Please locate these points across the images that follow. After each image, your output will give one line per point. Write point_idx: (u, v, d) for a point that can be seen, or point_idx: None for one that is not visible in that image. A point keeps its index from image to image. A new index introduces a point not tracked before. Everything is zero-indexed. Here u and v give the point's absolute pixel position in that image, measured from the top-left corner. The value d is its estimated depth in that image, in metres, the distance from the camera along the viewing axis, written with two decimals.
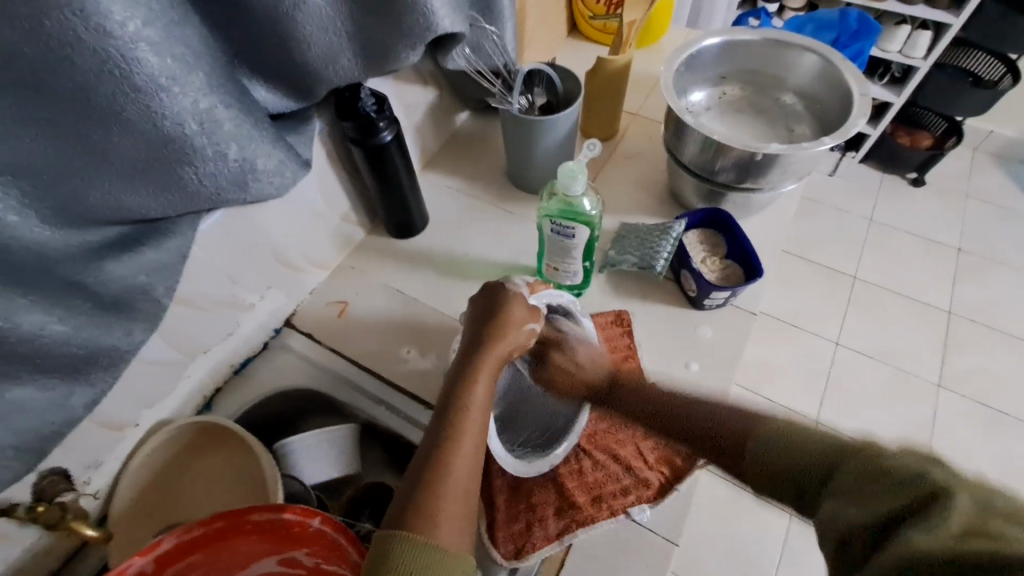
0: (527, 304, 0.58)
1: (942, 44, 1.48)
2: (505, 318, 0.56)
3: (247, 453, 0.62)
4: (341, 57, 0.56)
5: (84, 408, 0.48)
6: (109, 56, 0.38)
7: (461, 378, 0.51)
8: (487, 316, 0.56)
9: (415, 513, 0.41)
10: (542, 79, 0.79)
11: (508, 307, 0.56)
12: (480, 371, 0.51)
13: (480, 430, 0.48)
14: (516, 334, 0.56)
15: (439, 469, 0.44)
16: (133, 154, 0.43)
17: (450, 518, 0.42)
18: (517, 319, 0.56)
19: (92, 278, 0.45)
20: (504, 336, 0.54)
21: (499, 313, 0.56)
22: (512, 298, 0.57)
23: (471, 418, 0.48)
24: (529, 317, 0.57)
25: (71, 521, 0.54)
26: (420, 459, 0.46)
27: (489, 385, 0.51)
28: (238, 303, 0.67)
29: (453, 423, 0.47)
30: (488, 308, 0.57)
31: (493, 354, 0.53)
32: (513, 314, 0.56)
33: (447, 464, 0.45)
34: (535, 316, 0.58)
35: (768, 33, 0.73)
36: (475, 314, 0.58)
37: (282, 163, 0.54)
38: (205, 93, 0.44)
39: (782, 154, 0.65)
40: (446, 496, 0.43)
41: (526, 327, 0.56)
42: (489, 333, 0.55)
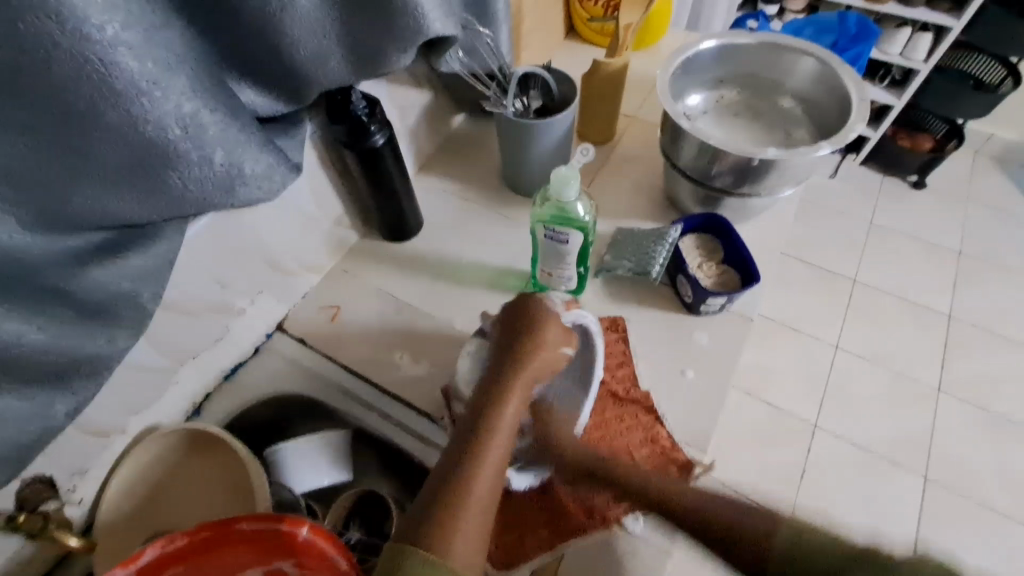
0: (560, 325, 0.60)
1: (943, 47, 1.49)
2: (539, 337, 0.57)
3: (236, 463, 0.61)
4: (331, 60, 0.55)
5: (66, 417, 0.47)
6: (87, 60, 0.37)
7: (495, 394, 0.52)
8: (520, 332, 0.58)
9: (433, 524, 0.42)
10: (537, 82, 0.78)
11: (543, 327, 0.58)
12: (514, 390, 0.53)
13: (505, 448, 0.49)
14: (549, 354, 0.57)
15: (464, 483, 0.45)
16: (116, 160, 0.42)
17: (466, 536, 0.43)
18: (551, 340, 0.58)
19: (73, 285, 0.44)
20: (539, 356, 0.56)
21: (533, 331, 0.58)
22: (546, 317, 0.59)
23: (500, 437, 0.49)
24: (563, 340, 0.59)
25: (53, 531, 0.53)
26: (447, 469, 0.47)
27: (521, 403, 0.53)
28: (228, 308, 0.66)
29: (479, 442, 0.48)
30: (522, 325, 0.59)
31: (526, 372, 0.55)
32: (548, 335, 0.58)
33: (471, 479, 0.46)
34: (568, 340, 0.60)
35: (765, 36, 0.72)
36: (507, 327, 0.59)
37: (271, 167, 0.53)
38: (188, 97, 0.43)
39: (778, 159, 0.64)
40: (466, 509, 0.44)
41: (557, 349, 0.58)
42: (523, 351, 0.56)
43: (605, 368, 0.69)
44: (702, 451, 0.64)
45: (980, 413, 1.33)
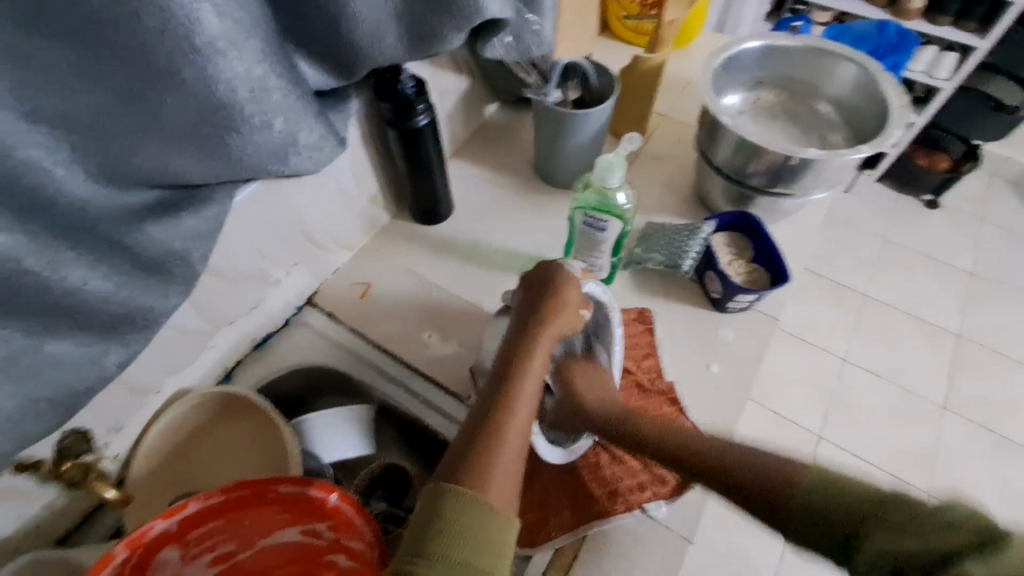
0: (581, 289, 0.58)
1: (969, 66, 1.49)
2: (559, 299, 0.56)
3: (269, 428, 0.62)
4: (388, 36, 0.56)
5: (116, 368, 0.48)
6: (173, 14, 0.38)
7: (516, 353, 0.51)
8: (543, 293, 0.57)
9: (468, 469, 0.41)
10: (576, 74, 0.80)
11: (565, 288, 0.57)
12: (536, 347, 0.52)
13: (533, 399, 0.48)
14: (570, 315, 0.56)
15: (497, 434, 0.44)
16: (182, 117, 0.43)
17: (501, 485, 0.40)
18: (571, 302, 0.56)
19: (133, 239, 0.45)
20: (561, 313, 0.55)
21: (556, 293, 0.56)
22: (568, 280, 0.57)
23: (528, 386, 0.48)
24: (583, 302, 0.58)
25: (93, 481, 0.55)
26: (472, 428, 0.45)
27: (545, 358, 0.52)
28: (265, 277, 0.67)
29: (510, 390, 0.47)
30: (539, 288, 0.58)
31: (548, 329, 0.53)
32: (568, 296, 0.56)
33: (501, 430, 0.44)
34: (586, 303, 0.58)
35: (809, 40, 0.72)
36: (530, 293, 0.58)
37: (323, 138, 0.54)
38: (258, 61, 0.44)
39: (817, 160, 0.65)
40: (499, 461, 0.42)
41: (579, 311, 0.57)
42: (546, 310, 0.55)
43: (631, 357, 0.70)
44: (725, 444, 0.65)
45: (982, 431, 1.33)
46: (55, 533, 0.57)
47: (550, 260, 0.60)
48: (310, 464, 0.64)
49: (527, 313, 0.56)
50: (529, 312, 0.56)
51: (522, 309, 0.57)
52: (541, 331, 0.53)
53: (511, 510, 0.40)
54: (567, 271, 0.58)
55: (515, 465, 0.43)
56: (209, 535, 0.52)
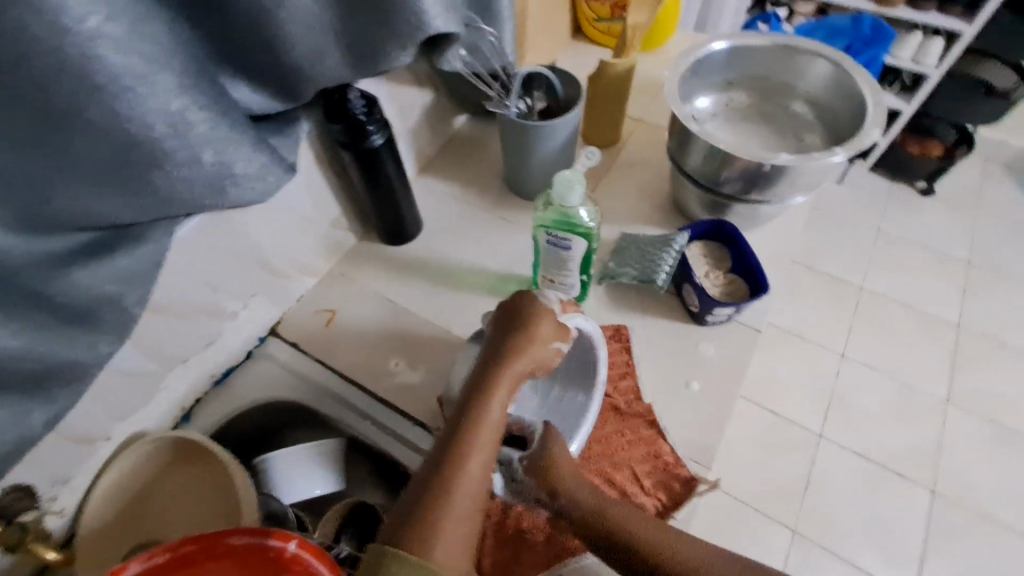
0: (557, 319, 0.55)
1: (955, 52, 1.45)
2: (530, 332, 0.53)
3: (224, 473, 0.59)
4: (327, 56, 0.53)
5: (43, 426, 0.45)
6: (67, 52, 0.35)
7: (478, 391, 0.48)
8: (513, 324, 0.54)
9: (415, 527, 0.39)
10: (542, 84, 0.76)
11: (536, 321, 0.53)
12: (498, 386, 0.49)
13: (491, 450, 0.46)
14: (541, 349, 0.53)
15: (446, 487, 0.42)
16: (97, 158, 0.40)
17: (449, 545, 0.39)
18: (542, 334, 0.53)
19: (54, 288, 0.42)
20: (529, 350, 0.52)
21: (527, 325, 0.53)
22: (541, 313, 0.54)
23: (483, 435, 0.45)
24: (557, 333, 0.54)
25: (30, 543, 0.53)
26: (423, 475, 0.43)
27: (507, 397, 0.49)
28: (219, 311, 0.64)
29: (465, 438, 0.45)
30: (509, 317, 0.54)
31: (514, 365, 0.50)
32: (540, 330, 0.53)
33: (451, 484, 0.42)
34: (562, 334, 0.55)
35: (779, 38, 0.69)
36: (502, 322, 0.54)
37: (265, 167, 0.51)
38: (175, 94, 0.41)
39: (790, 165, 0.62)
40: (448, 515, 0.41)
41: (553, 344, 0.54)
42: (516, 343, 0.52)
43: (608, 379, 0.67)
44: (706, 467, 0.62)
45: (987, 424, 1.29)
46: None
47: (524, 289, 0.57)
48: (270, 507, 0.61)
49: (494, 346, 0.53)
50: (498, 344, 0.52)
51: (491, 341, 0.53)
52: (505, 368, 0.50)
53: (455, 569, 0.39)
54: (540, 301, 0.55)
55: (467, 522, 0.41)
56: None
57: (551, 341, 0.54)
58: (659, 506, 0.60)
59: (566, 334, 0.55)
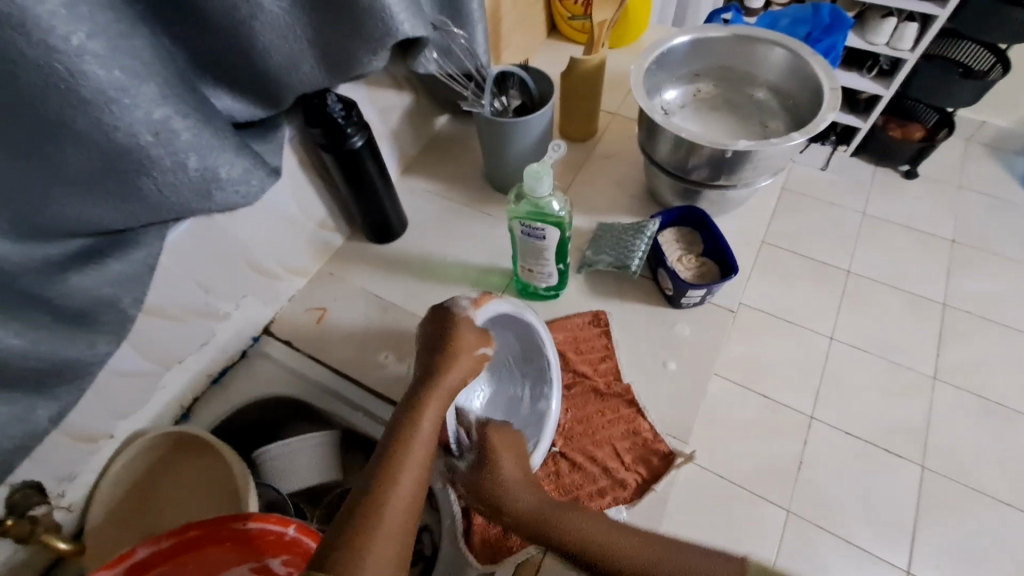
0: (479, 328, 0.58)
1: (930, 35, 1.48)
2: (455, 347, 0.56)
3: (223, 463, 0.62)
4: (303, 63, 0.56)
5: (49, 422, 0.48)
6: (54, 69, 0.38)
7: (406, 412, 0.51)
8: (439, 342, 0.57)
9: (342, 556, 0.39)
10: (515, 82, 0.79)
11: (459, 331, 0.57)
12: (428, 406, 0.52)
13: (422, 466, 0.47)
14: (467, 358, 0.56)
15: (377, 500, 0.43)
16: (86, 167, 0.43)
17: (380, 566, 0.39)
18: (467, 343, 0.56)
19: (53, 291, 0.45)
20: (456, 363, 0.55)
21: (452, 338, 0.56)
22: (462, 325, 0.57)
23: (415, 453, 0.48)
24: (481, 341, 0.58)
25: (41, 535, 0.54)
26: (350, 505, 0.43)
27: (433, 417, 0.51)
28: (213, 312, 0.67)
29: (395, 458, 0.46)
30: (437, 332, 0.58)
31: (442, 382, 0.54)
32: (463, 339, 0.57)
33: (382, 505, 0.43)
34: (484, 340, 0.58)
35: (739, 29, 0.72)
36: (430, 341, 0.57)
37: (248, 171, 0.54)
38: (159, 104, 0.44)
39: (751, 151, 0.64)
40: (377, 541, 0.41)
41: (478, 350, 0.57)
42: (442, 360, 0.55)
43: (587, 362, 0.70)
44: (684, 441, 0.64)
45: (974, 398, 1.31)
46: None
47: (443, 302, 0.60)
48: (269, 496, 0.66)
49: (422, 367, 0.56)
50: (427, 361, 0.56)
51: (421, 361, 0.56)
52: (435, 386, 0.53)
53: None
54: (461, 314, 0.58)
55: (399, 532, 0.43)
56: None
57: (475, 349, 0.57)
58: (639, 479, 0.63)
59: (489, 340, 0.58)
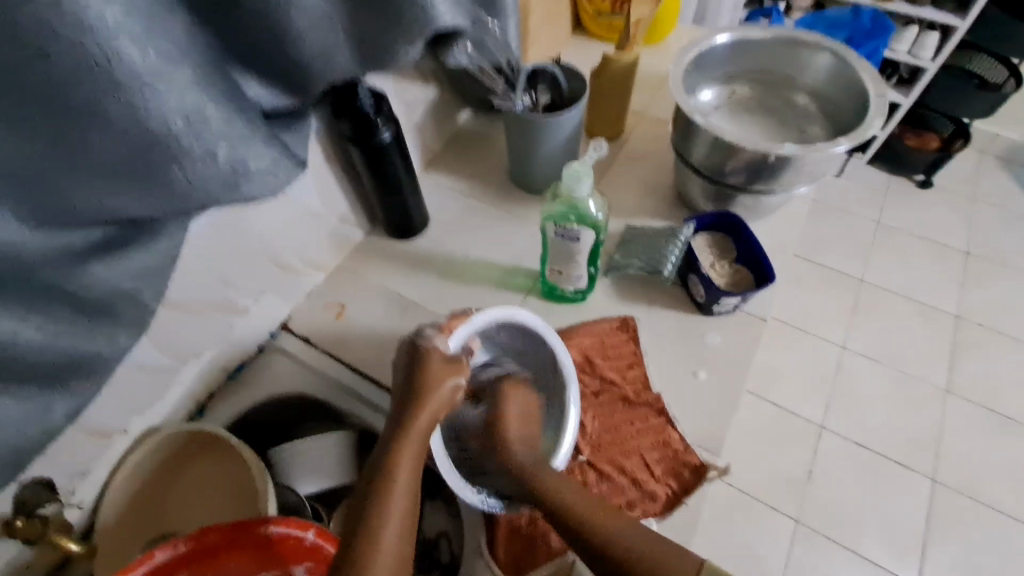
0: (446, 358, 0.54)
1: (951, 45, 1.45)
2: (424, 383, 0.53)
3: (240, 465, 0.60)
4: (338, 53, 0.54)
5: (65, 419, 0.46)
6: (87, 49, 0.35)
7: (381, 462, 0.48)
8: (409, 379, 0.54)
9: None
10: (546, 78, 0.77)
11: (426, 367, 0.53)
12: (402, 453, 0.49)
13: (404, 519, 0.45)
14: (437, 394, 0.52)
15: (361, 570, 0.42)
16: (115, 154, 0.41)
17: None
18: (434, 379, 0.53)
19: (74, 283, 0.43)
20: (425, 403, 0.51)
21: (419, 374, 0.53)
22: (426, 356, 0.54)
23: (394, 505, 0.45)
24: (451, 371, 0.54)
25: (53, 535, 0.52)
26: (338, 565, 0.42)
27: (411, 464, 0.48)
28: (232, 306, 0.65)
29: (371, 514, 0.44)
30: (406, 366, 0.55)
31: (416, 425, 0.51)
32: (431, 374, 0.53)
33: (368, 565, 0.42)
34: (455, 369, 0.54)
35: (780, 31, 0.70)
36: (401, 379, 0.54)
37: (277, 163, 0.51)
38: (192, 90, 0.42)
39: (795, 156, 0.62)
40: None
41: (449, 381, 0.53)
42: (411, 399, 0.52)
43: (615, 369, 0.68)
44: (716, 454, 0.63)
45: (988, 413, 1.28)
46: None
47: (408, 336, 0.57)
48: (286, 499, 0.64)
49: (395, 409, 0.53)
50: (399, 400, 0.53)
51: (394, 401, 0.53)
52: (407, 429, 0.50)
53: None
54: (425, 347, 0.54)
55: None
56: None
57: (446, 382, 0.53)
58: (670, 492, 0.61)
59: (459, 367, 0.54)
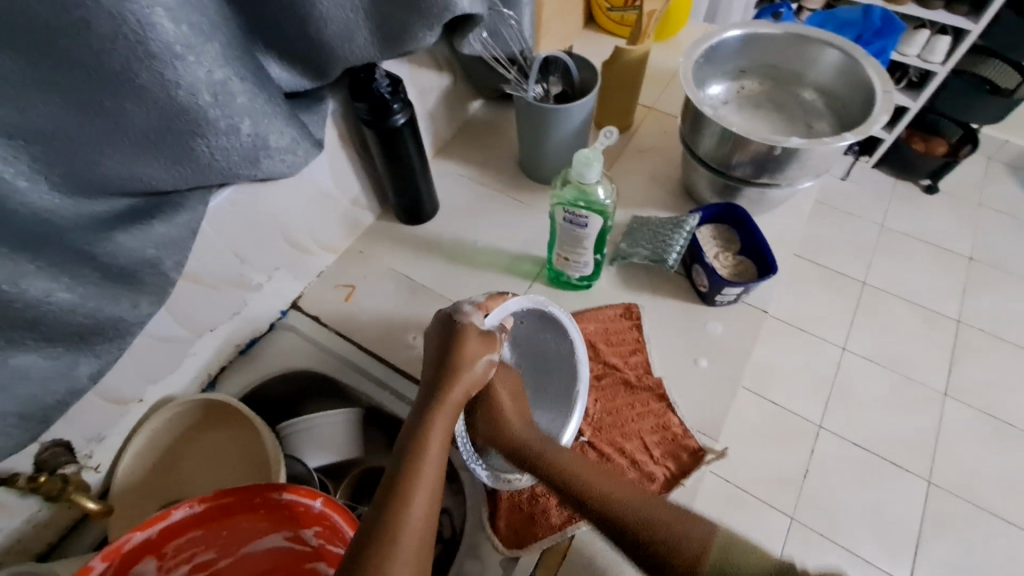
0: (482, 337, 0.58)
1: (961, 50, 1.45)
2: (461, 357, 0.56)
3: (252, 434, 0.62)
4: (358, 35, 0.55)
5: (88, 379, 0.48)
6: (125, 20, 0.37)
7: (417, 431, 0.51)
8: (446, 354, 0.57)
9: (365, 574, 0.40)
10: (558, 68, 0.78)
11: (463, 343, 0.57)
12: (436, 424, 0.52)
13: (435, 484, 0.47)
14: (473, 370, 0.56)
15: (391, 528, 0.43)
16: (144, 124, 0.42)
17: None
18: (472, 355, 0.57)
19: (101, 249, 0.45)
20: (460, 377, 0.55)
21: (457, 349, 0.57)
22: (465, 332, 0.57)
23: (427, 472, 0.47)
24: (485, 349, 0.58)
25: (71, 493, 0.55)
26: (370, 521, 0.44)
27: (444, 435, 0.51)
28: (246, 283, 0.66)
29: (408, 475, 0.46)
30: (444, 343, 0.58)
31: (451, 398, 0.54)
32: (468, 350, 0.57)
33: (397, 522, 0.43)
34: (490, 347, 0.58)
35: (790, 27, 0.71)
36: (438, 355, 0.57)
37: (295, 141, 0.53)
38: (219, 65, 0.44)
39: (801, 149, 0.63)
40: (397, 557, 0.41)
41: (484, 359, 0.57)
42: (449, 373, 0.55)
43: (617, 354, 0.70)
44: (713, 439, 0.64)
45: (985, 417, 1.29)
46: (39, 545, 0.57)
47: (447, 311, 0.60)
48: (296, 470, 0.66)
49: (431, 382, 0.56)
50: (435, 373, 0.56)
51: (429, 375, 0.56)
52: (443, 403, 0.53)
53: None
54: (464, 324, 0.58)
55: (416, 559, 0.42)
56: (185, 545, 0.53)
57: (480, 359, 0.57)
58: (668, 474, 0.63)
59: (493, 345, 0.58)
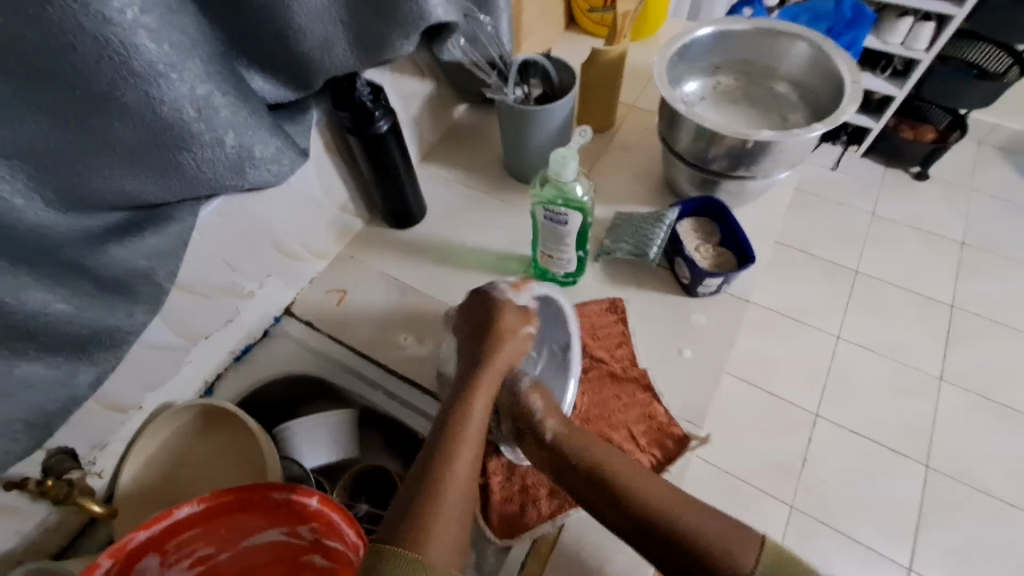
0: (515, 314, 0.65)
1: (944, 36, 1.46)
2: (496, 333, 0.63)
3: (249, 436, 0.64)
4: (337, 46, 0.57)
5: (88, 387, 0.50)
6: (109, 42, 0.39)
7: (458, 398, 0.58)
8: (483, 329, 0.64)
9: (409, 523, 0.46)
10: (537, 71, 0.80)
11: (499, 317, 0.64)
12: (475, 392, 0.58)
13: (475, 444, 0.54)
14: (509, 343, 0.63)
15: (438, 479, 0.50)
16: (133, 139, 0.44)
17: (443, 527, 0.46)
18: (506, 331, 0.63)
19: (94, 261, 0.46)
20: (498, 348, 0.62)
21: (494, 324, 0.63)
22: (503, 307, 0.64)
23: (468, 434, 0.54)
24: (518, 324, 0.64)
25: (77, 497, 0.56)
26: (416, 476, 0.51)
27: (483, 402, 0.58)
28: (238, 290, 0.68)
29: (451, 438, 0.53)
30: (480, 320, 0.65)
31: (490, 366, 0.61)
32: (503, 326, 0.63)
33: (442, 479, 0.50)
34: (527, 320, 0.65)
35: (761, 22, 0.73)
36: (475, 332, 0.64)
37: (280, 151, 0.55)
38: (202, 81, 0.45)
39: (772, 142, 0.65)
40: (440, 501, 0.48)
41: (518, 333, 0.64)
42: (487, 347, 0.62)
43: (603, 347, 0.71)
44: (699, 426, 0.66)
45: (981, 400, 1.29)
46: (47, 550, 0.59)
47: (483, 288, 0.67)
48: (292, 471, 0.67)
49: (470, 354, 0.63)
50: (473, 347, 0.63)
51: (467, 347, 0.64)
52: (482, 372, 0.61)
53: (447, 550, 0.45)
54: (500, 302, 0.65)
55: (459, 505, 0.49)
56: (186, 543, 0.54)
57: (514, 332, 0.64)
58: (655, 461, 0.65)
59: (526, 320, 0.65)
